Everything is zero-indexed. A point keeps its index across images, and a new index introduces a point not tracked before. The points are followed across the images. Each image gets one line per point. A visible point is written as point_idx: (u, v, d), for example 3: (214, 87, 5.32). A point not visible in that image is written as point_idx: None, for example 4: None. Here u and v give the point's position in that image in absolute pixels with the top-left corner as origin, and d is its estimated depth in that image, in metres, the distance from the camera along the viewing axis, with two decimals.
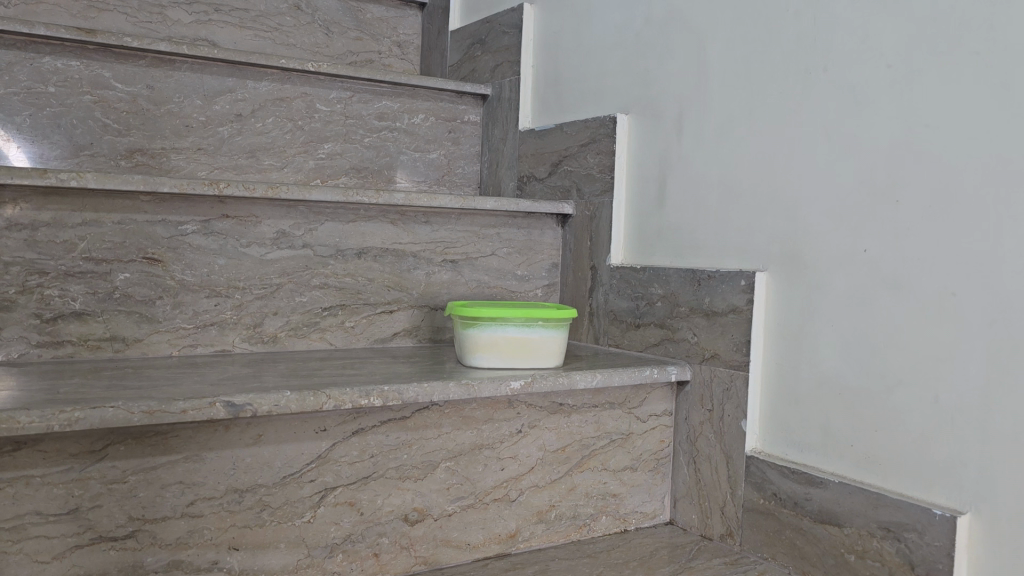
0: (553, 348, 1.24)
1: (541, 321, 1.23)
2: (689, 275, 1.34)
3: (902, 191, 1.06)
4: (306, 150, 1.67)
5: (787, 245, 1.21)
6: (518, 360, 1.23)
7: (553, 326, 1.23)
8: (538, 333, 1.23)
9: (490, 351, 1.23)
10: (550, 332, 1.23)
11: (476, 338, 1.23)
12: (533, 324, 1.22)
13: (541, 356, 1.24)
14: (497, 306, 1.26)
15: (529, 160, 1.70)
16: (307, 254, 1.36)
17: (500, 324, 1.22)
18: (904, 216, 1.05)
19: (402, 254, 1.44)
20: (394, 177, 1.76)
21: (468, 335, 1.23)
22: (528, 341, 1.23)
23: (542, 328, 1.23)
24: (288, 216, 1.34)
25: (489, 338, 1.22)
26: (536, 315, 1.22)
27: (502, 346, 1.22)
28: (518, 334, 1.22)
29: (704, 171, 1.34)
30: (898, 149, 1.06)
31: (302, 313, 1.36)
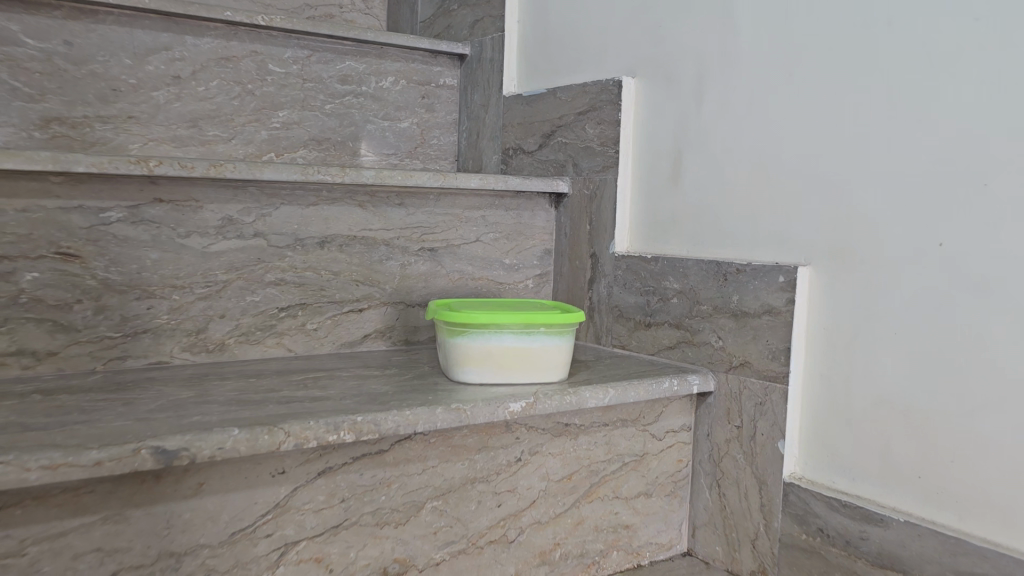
0: (558, 360, 1.04)
1: (544, 328, 1.03)
2: (713, 269, 1.15)
3: (991, 178, 0.88)
4: (257, 119, 1.43)
5: (838, 238, 1.02)
6: (515, 374, 1.03)
7: (558, 333, 1.03)
8: (539, 342, 1.03)
9: (483, 364, 1.02)
10: (554, 340, 1.03)
11: (465, 347, 1.02)
12: (533, 331, 1.02)
13: (543, 370, 1.04)
14: (490, 309, 1.05)
15: (516, 130, 1.49)
16: (259, 245, 1.14)
17: (495, 331, 1.01)
18: (993, 208, 0.87)
19: (372, 242, 1.23)
20: (359, 149, 1.53)
21: (455, 344, 1.02)
22: (528, 352, 1.03)
23: (544, 335, 1.03)
24: (236, 200, 1.11)
25: (482, 348, 1.01)
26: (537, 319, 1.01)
27: (497, 358, 1.02)
28: (516, 343, 1.02)
29: (731, 146, 1.14)
30: (986, 126, 0.88)
31: (254, 315, 1.14)
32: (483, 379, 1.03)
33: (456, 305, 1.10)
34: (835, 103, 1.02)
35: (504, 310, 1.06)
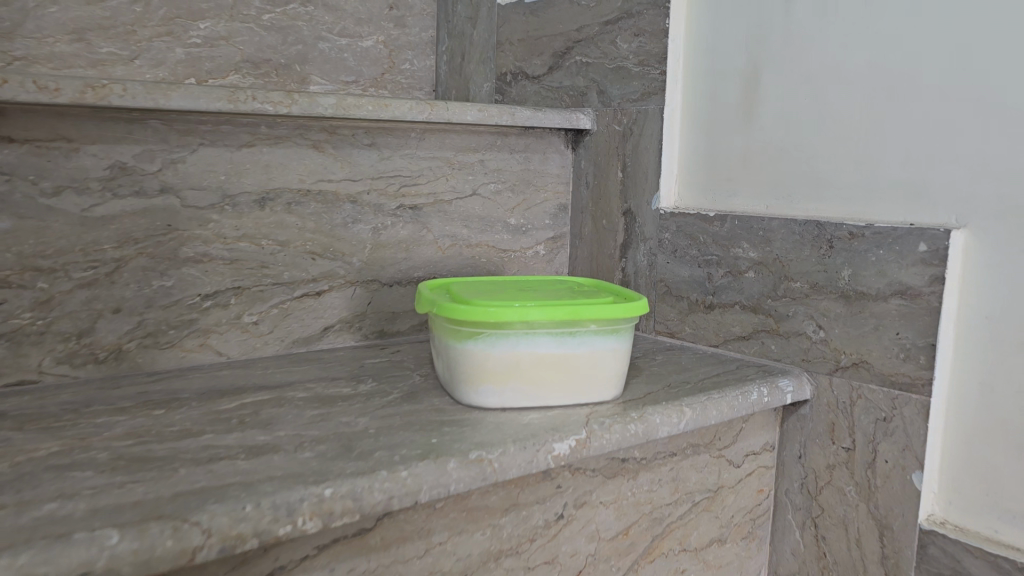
0: (611, 368, 0.72)
1: (594, 325, 0.69)
2: (811, 233, 0.83)
3: None
4: (168, 31, 1.05)
5: (1014, 188, 0.70)
6: (550, 391, 0.70)
7: (612, 330, 0.71)
8: (585, 345, 0.70)
9: (505, 379, 0.69)
10: (606, 341, 0.71)
11: (480, 357, 0.69)
12: (579, 330, 0.69)
13: (590, 383, 0.71)
14: (511, 297, 0.72)
15: (516, 48, 1.14)
16: (168, 205, 0.79)
17: (524, 332, 0.68)
18: None
19: (332, 199, 0.88)
20: (309, 74, 1.17)
21: (464, 351, 0.69)
22: (569, 359, 0.70)
23: (594, 335, 0.70)
24: (129, 139, 0.76)
25: (506, 357, 0.68)
26: (586, 314, 0.68)
27: (525, 370, 0.69)
28: (553, 348, 0.69)
29: (842, 58, 0.81)
30: None
31: (165, 308, 0.80)
32: (506, 401, 0.70)
33: (457, 289, 0.76)
34: None
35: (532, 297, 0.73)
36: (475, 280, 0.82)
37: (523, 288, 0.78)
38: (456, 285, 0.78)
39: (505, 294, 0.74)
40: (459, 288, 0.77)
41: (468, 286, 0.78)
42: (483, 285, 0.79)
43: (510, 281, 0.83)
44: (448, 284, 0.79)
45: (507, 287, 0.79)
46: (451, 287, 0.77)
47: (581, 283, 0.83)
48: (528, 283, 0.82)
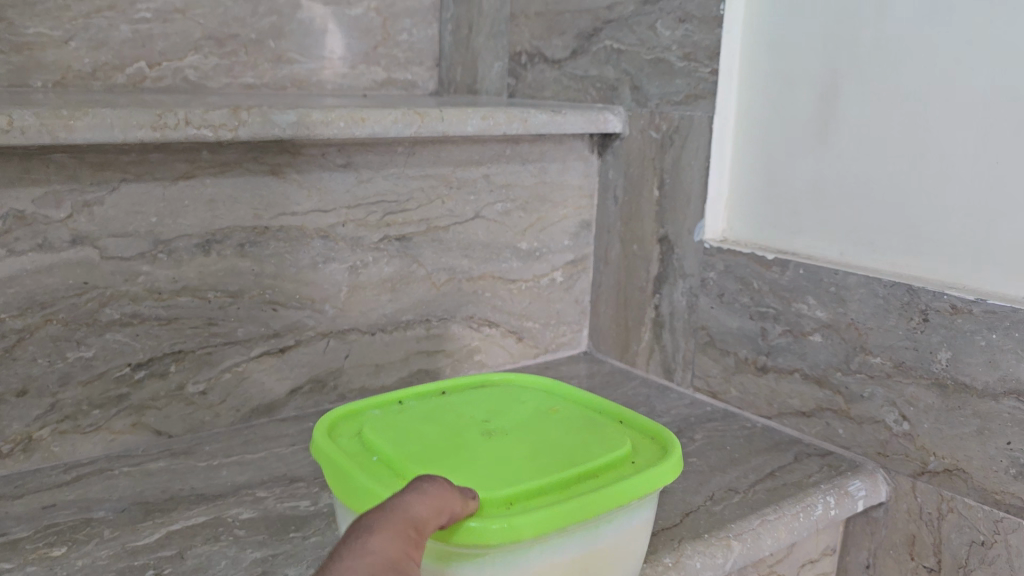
0: (640, 550, 0.49)
1: (634, 500, 0.46)
2: (899, 299, 0.65)
3: None
4: (111, 5, 0.87)
5: None
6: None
7: (646, 502, 0.48)
8: (616, 532, 0.46)
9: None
10: (642, 514, 0.48)
11: None
12: (611, 516, 0.45)
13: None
14: (501, 465, 0.46)
15: (533, 24, 0.95)
16: (83, 259, 0.62)
17: (544, 546, 0.43)
18: None
19: (298, 236, 0.71)
20: (285, 52, 0.98)
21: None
22: (597, 560, 0.46)
23: (626, 517, 0.46)
24: (25, 180, 0.59)
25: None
26: (626, 493, 0.45)
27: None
28: (578, 550, 0.44)
29: (956, 72, 0.62)
30: None
31: (86, 384, 0.64)
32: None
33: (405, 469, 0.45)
34: None
35: (519, 458, 0.47)
36: (399, 407, 0.54)
37: (483, 422, 0.52)
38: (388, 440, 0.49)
39: (477, 454, 0.47)
40: (406, 465, 0.46)
41: (400, 427, 0.51)
42: (423, 421, 0.52)
43: (449, 398, 0.56)
44: (367, 424, 0.51)
45: (461, 419, 0.52)
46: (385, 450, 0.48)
47: (543, 390, 0.58)
48: (475, 401, 0.56)
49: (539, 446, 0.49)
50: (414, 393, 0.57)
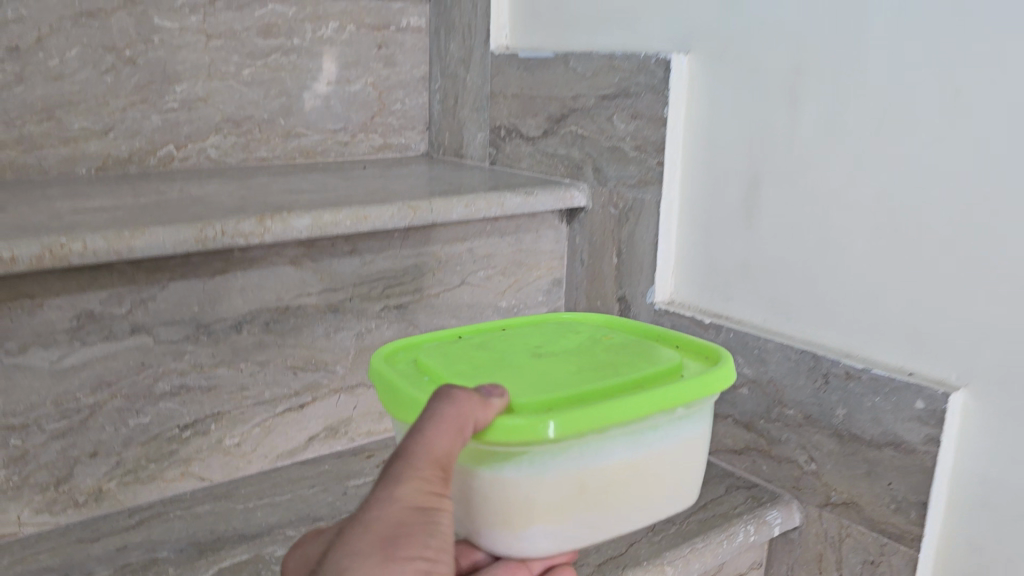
0: (694, 460, 0.62)
1: (679, 413, 0.59)
2: (807, 363, 0.80)
3: None
4: (143, 99, 1.01)
5: (1014, 359, 0.67)
6: (625, 511, 0.58)
7: (696, 410, 0.60)
8: (664, 440, 0.59)
9: (571, 508, 0.56)
10: (686, 427, 0.60)
11: (524, 488, 0.55)
12: (662, 420, 0.58)
13: (672, 490, 0.60)
14: (560, 380, 0.58)
15: (510, 103, 1.08)
16: (141, 344, 0.77)
17: (596, 440, 0.55)
18: None
19: (313, 312, 0.86)
20: (294, 126, 1.12)
21: (499, 476, 0.55)
22: (648, 462, 0.58)
23: (676, 419, 0.59)
24: (95, 287, 0.73)
25: (565, 478, 0.55)
26: (676, 395, 0.58)
27: (597, 489, 0.56)
28: (633, 452, 0.57)
29: (847, 183, 0.76)
30: None
31: (144, 444, 0.79)
32: (559, 536, 0.56)
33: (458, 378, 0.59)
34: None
35: (582, 368, 0.61)
36: (457, 340, 0.67)
37: (535, 350, 0.65)
38: (450, 362, 0.62)
39: (536, 368, 0.61)
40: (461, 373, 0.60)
41: (459, 354, 0.64)
42: (478, 348, 0.65)
43: (504, 332, 0.70)
44: (427, 356, 0.63)
45: (518, 348, 0.65)
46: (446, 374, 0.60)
47: (590, 327, 0.72)
48: (527, 333, 0.69)
49: (597, 359, 0.63)
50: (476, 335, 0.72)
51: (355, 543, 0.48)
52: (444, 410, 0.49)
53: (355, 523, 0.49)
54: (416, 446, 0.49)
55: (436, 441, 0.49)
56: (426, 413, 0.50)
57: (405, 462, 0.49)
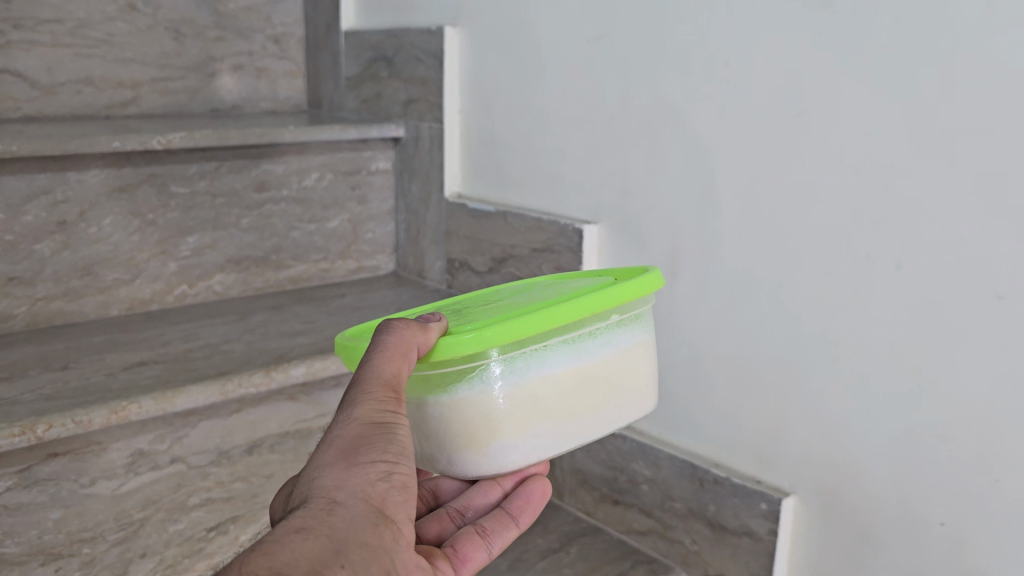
0: (645, 368, 0.66)
1: (614, 318, 0.64)
2: (687, 469, 1.04)
3: (998, 473, 0.77)
4: (162, 251, 1.25)
5: (824, 476, 0.91)
6: (584, 417, 0.62)
7: (633, 316, 0.65)
8: (607, 346, 0.63)
9: (534, 419, 0.60)
10: (627, 335, 0.65)
11: (477, 402, 0.60)
12: (601, 324, 0.63)
13: (628, 395, 0.64)
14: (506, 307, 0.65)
15: (461, 241, 1.33)
16: (178, 470, 1.00)
17: (537, 349, 0.60)
18: (996, 507, 0.77)
19: (307, 432, 1.10)
20: (284, 260, 1.36)
21: (455, 399, 0.60)
22: (599, 367, 0.62)
23: (617, 326, 0.64)
24: (144, 431, 0.97)
25: (518, 390, 0.60)
26: (604, 298, 0.62)
27: (552, 391, 0.60)
28: (580, 358, 0.62)
29: (710, 338, 1.00)
30: (993, 413, 0.76)
31: (180, 544, 1.02)
32: (528, 447, 0.60)
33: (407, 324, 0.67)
34: (826, 327, 0.88)
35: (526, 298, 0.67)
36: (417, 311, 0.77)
37: (488, 301, 0.73)
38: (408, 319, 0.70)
39: (484, 310, 0.68)
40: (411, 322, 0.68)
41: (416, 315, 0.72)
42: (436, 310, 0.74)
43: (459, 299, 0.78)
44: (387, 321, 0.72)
45: (473, 303, 0.73)
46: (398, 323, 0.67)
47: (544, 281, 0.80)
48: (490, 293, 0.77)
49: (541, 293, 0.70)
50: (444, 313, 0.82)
51: (325, 456, 0.54)
52: (391, 339, 0.57)
53: (323, 445, 0.55)
54: (367, 371, 0.56)
55: (383, 364, 0.56)
56: (375, 345, 0.57)
57: (360, 386, 0.56)
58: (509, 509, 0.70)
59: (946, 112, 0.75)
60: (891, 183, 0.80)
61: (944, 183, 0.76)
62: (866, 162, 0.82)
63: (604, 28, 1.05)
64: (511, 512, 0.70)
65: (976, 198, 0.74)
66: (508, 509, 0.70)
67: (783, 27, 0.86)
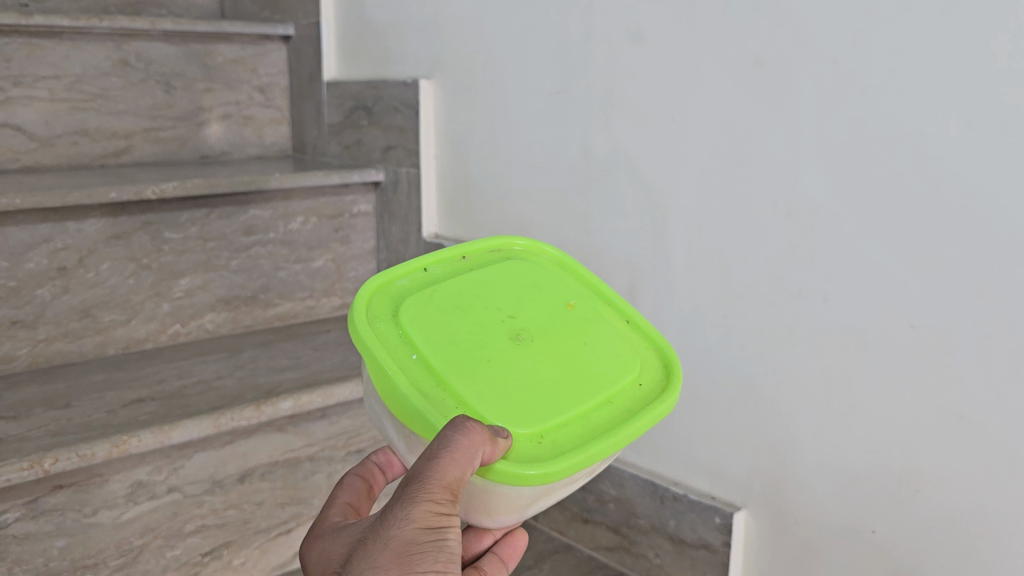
0: None
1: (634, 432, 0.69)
2: (650, 488, 1.12)
3: (918, 481, 0.85)
4: (157, 293, 1.33)
5: (770, 490, 0.99)
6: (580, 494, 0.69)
7: None
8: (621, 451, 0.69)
9: (545, 501, 0.66)
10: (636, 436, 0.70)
11: (503, 499, 0.64)
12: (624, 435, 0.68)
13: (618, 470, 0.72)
14: (541, 392, 0.67)
15: None
16: (174, 498, 1.08)
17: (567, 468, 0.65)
18: (916, 512, 0.86)
19: (294, 461, 1.17)
20: (272, 299, 1.44)
21: (486, 490, 0.64)
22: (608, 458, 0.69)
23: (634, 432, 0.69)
24: (143, 462, 1.04)
25: (546, 491, 0.64)
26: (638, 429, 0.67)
27: (568, 487, 0.67)
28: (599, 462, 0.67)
29: None
30: (912, 430, 0.85)
31: (176, 568, 1.10)
32: (530, 515, 0.67)
33: (449, 378, 0.67)
34: (768, 354, 0.97)
35: (558, 370, 0.70)
36: (432, 293, 0.76)
37: (512, 326, 0.73)
38: (438, 341, 0.70)
39: (520, 375, 0.69)
40: (450, 370, 0.68)
41: (442, 325, 0.72)
42: (457, 313, 0.74)
43: (470, 280, 0.78)
44: (416, 337, 0.70)
45: (496, 322, 0.73)
46: (438, 369, 0.68)
47: (555, 278, 0.81)
48: (507, 283, 0.78)
49: (568, 350, 0.72)
50: (446, 268, 0.81)
51: (381, 551, 0.56)
52: (461, 444, 0.57)
53: (380, 536, 0.57)
54: (429, 472, 0.57)
55: (446, 469, 0.56)
56: (443, 444, 0.57)
57: (421, 485, 0.56)
58: (502, 556, 0.78)
59: (861, 163, 0.85)
60: (817, 226, 0.89)
61: (863, 226, 0.85)
62: (797, 205, 0.91)
63: (564, 83, 1.15)
64: (503, 558, 0.78)
65: (889, 240, 0.84)
66: (500, 556, 0.78)
67: (722, 86, 0.96)
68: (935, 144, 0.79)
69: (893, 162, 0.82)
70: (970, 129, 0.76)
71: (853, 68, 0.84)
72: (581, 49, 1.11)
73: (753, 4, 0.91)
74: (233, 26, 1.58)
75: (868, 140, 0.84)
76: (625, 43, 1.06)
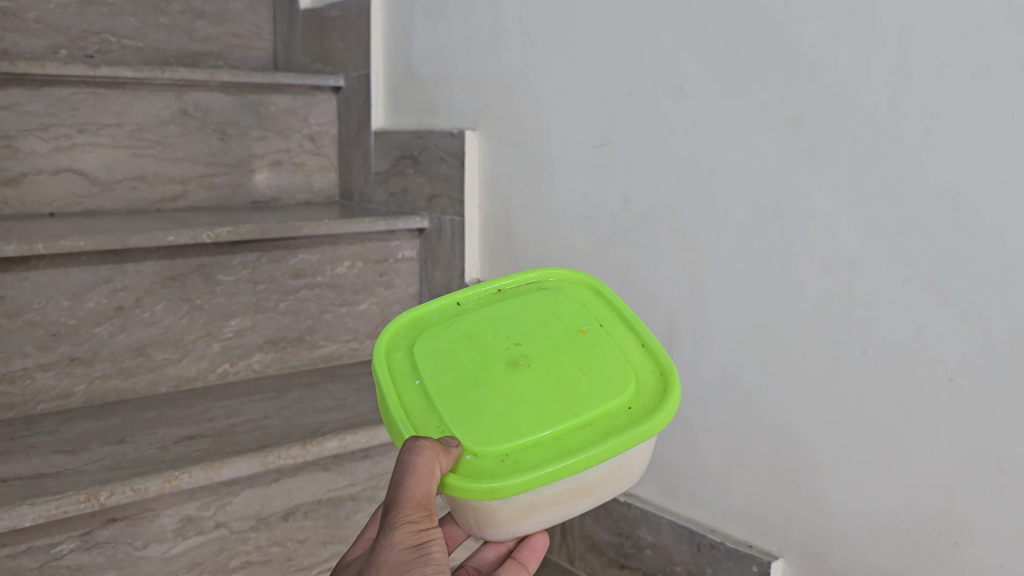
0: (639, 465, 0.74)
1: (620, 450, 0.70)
2: (687, 536, 1.13)
3: (960, 534, 0.85)
4: (208, 333, 1.38)
5: (813, 539, 0.99)
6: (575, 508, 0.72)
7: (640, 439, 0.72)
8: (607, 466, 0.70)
9: (535, 515, 0.70)
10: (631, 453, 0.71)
11: (482, 510, 0.68)
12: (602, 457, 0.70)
13: (616, 487, 0.73)
14: (521, 415, 0.72)
15: None
16: (221, 534, 1.11)
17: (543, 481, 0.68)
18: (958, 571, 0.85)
19: (337, 500, 1.19)
20: (317, 340, 1.48)
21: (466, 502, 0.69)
22: (593, 483, 0.71)
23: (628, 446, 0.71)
24: (192, 498, 1.08)
25: (521, 506, 0.68)
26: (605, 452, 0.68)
27: (551, 504, 0.70)
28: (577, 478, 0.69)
29: (704, 412, 1.10)
30: (953, 484, 0.85)
31: None
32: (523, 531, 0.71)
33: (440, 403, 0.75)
34: (804, 404, 0.98)
35: (542, 391, 0.75)
36: (451, 326, 0.83)
37: (512, 350, 0.79)
38: (429, 381, 0.77)
39: (499, 398, 0.74)
40: (440, 395, 0.76)
41: (446, 351, 0.80)
42: (467, 340, 0.81)
43: (491, 309, 0.85)
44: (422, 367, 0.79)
45: (498, 344, 0.80)
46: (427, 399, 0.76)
47: (576, 303, 0.85)
48: (519, 308, 0.85)
49: (558, 372, 0.77)
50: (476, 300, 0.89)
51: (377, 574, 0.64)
52: (417, 463, 0.65)
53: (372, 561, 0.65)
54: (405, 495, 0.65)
55: (415, 487, 0.65)
56: (405, 466, 0.65)
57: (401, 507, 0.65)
58: None
59: (899, 218, 0.86)
60: (854, 278, 0.91)
61: (899, 280, 0.87)
62: (835, 257, 0.92)
63: (608, 136, 1.18)
64: None
65: (927, 294, 0.85)
66: None
67: (761, 142, 0.98)
68: (972, 203, 0.80)
69: (929, 220, 0.84)
70: (1008, 187, 0.78)
71: (891, 128, 0.86)
72: (623, 104, 1.15)
73: (792, 64, 0.95)
74: (287, 77, 1.64)
75: (907, 196, 0.85)
76: (669, 100, 1.09)
